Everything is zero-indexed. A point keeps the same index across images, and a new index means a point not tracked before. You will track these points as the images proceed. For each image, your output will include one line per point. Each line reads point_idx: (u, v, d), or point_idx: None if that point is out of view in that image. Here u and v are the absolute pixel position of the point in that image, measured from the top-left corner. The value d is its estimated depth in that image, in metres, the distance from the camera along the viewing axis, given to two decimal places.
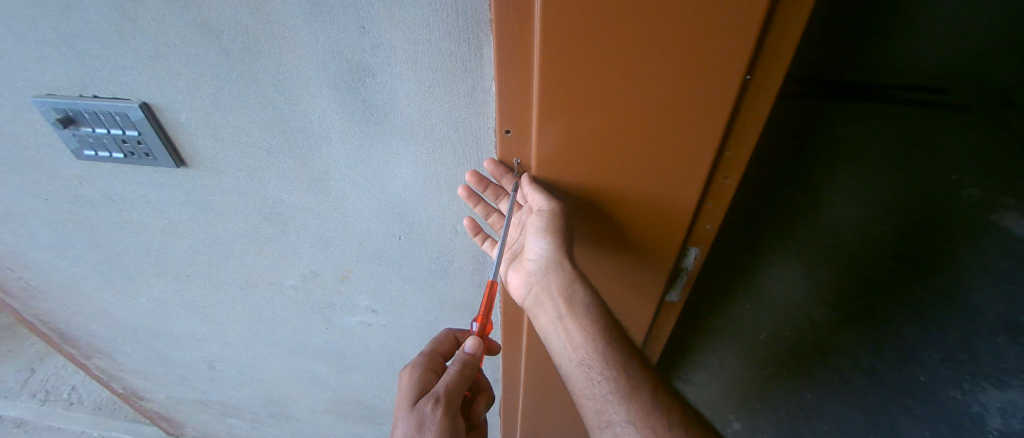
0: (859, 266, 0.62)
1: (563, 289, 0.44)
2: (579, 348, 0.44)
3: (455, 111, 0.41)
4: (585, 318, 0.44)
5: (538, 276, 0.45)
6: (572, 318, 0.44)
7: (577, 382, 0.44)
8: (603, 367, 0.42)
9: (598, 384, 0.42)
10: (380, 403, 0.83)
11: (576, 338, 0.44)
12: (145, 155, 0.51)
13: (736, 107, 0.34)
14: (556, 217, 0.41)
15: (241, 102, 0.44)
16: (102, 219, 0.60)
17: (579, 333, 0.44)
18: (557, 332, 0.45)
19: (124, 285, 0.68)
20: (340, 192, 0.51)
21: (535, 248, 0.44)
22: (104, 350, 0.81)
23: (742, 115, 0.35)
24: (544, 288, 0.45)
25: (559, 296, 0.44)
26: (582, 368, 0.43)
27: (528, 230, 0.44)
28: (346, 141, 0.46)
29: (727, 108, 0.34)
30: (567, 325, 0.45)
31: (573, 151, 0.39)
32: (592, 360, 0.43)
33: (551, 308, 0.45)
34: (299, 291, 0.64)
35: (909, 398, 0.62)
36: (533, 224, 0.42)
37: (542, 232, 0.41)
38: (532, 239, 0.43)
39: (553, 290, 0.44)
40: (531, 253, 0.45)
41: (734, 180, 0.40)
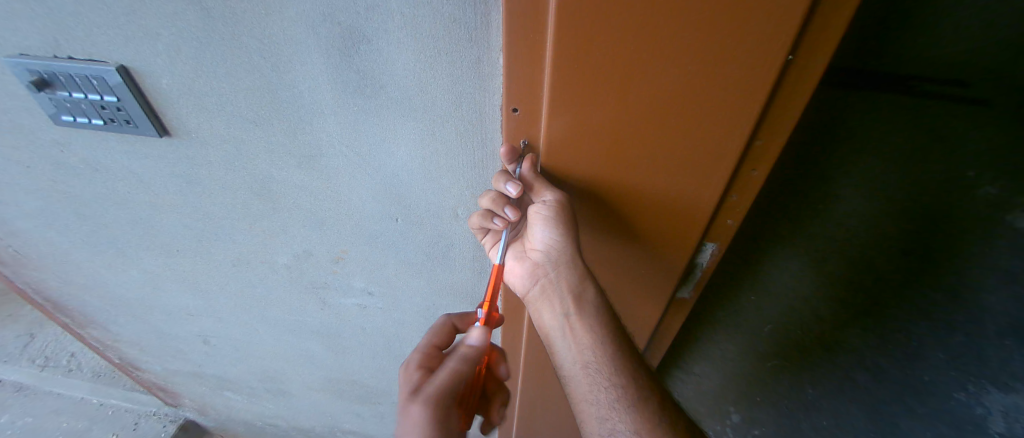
0: (872, 265, 0.64)
1: (573, 287, 0.43)
2: (585, 351, 0.43)
3: (458, 85, 0.38)
4: (595, 319, 0.43)
5: (544, 268, 0.45)
6: (579, 318, 0.44)
7: (578, 385, 0.43)
8: (610, 372, 0.42)
9: (604, 390, 0.42)
10: (376, 383, 0.82)
11: (582, 340, 0.44)
12: (126, 123, 0.47)
13: (773, 92, 0.31)
14: (561, 207, 0.39)
15: (225, 68, 0.41)
16: (87, 189, 0.57)
17: (586, 334, 0.43)
18: (563, 332, 0.45)
19: (114, 257, 0.66)
20: (333, 170, 0.47)
21: (540, 237, 0.43)
22: (99, 320, 0.80)
23: (779, 101, 0.32)
24: (551, 283, 0.45)
25: (569, 293, 0.44)
26: (586, 371, 0.43)
27: (531, 219, 0.42)
28: (339, 114, 0.42)
29: (762, 93, 0.30)
30: (573, 325, 0.44)
31: (587, 136, 0.35)
32: (599, 364, 0.42)
33: (559, 305, 0.45)
34: (292, 270, 0.61)
35: (913, 398, 0.61)
36: (537, 213, 0.40)
37: (549, 222, 0.40)
38: (536, 227, 0.42)
39: (562, 288, 0.44)
40: (537, 243, 0.44)
41: (763, 172, 0.37)
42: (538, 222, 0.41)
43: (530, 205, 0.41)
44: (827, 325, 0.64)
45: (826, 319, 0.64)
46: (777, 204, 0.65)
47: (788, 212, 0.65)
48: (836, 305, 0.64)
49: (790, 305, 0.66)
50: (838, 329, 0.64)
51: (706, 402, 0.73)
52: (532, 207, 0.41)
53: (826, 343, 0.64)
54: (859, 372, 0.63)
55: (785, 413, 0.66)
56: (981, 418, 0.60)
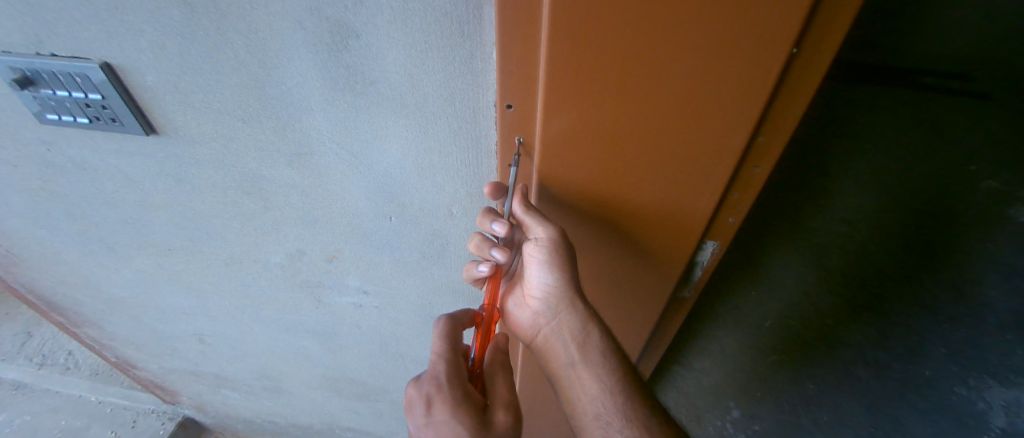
0: (874, 263, 0.62)
1: (577, 333, 0.44)
2: (595, 402, 0.43)
3: (450, 80, 0.36)
4: (601, 362, 0.44)
5: (546, 315, 0.46)
6: (584, 365, 0.45)
7: (591, 436, 0.43)
8: (622, 424, 0.42)
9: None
10: (373, 381, 0.82)
11: (591, 389, 0.44)
12: (111, 121, 0.46)
13: (776, 87, 0.29)
14: (557, 246, 0.40)
15: (211, 64, 0.39)
16: (75, 188, 0.56)
17: (593, 379, 0.44)
18: (571, 380, 0.45)
19: (106, 257, 0.65)
20: (324, 168, 0.46)
21: (538, 281, 0.45)
22: (94, 319, 0.80)
23: (782, 97, 0.30)
24: (553, 331, 0.46)
25: (572, 339, 0.45)
26: (597, 421, 0.43)
27: (529, 262, 0.44)
28: (329, 111, 0.41)
29: (765, 88, 0.29)
30: (579, 372, 0.45)
31: (583, 134, 0.34)
32: (610, 415, 0.42)
33: (564, 352, 0.46)
34: (286, 269, 0.61)
35: (913, 393, 0.59)
36: (534, 255, 0.42)
37: (551, 270, 0.42)
38: (534, 271, 0.44)
39: (565, 336, 0.45)
40: (538, 290, 0.46)
41: (766, 169, 0.36)
42: (535, 264, 0.43)
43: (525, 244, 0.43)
44: (828, 320, 0.63)
45: (827, 314, 0.63)
46: (780, 207, 0.65)
47: (788, 208, 0.65)
48: (838, 300, 0.63)
49: (792, 299, 0.66)
50: (839, 325, 0.63)
51: (706, 398, 0.74)
52: (528, 249, 0.43)
53: (827, 340, 0.63)
54: (860, 367, 0.62)
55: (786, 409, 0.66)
56: (981, 413, 0.57)
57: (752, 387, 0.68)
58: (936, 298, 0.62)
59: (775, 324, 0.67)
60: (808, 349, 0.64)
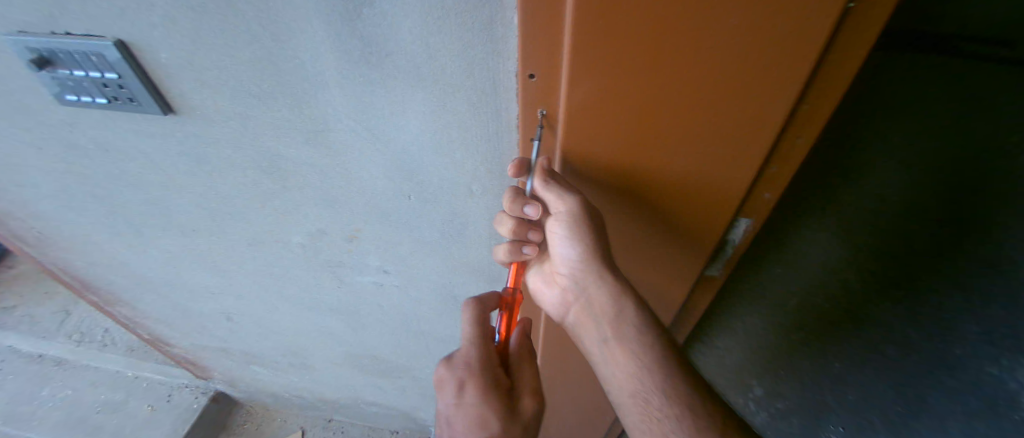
0: (902, 238, 0.58)
1: (611, 309, 0.43)
2: (634, 379, 0.42)
3: (469, 50, 0.35)
4: (633, 336, 0.42)
5: (574, 293, 0.46)
6: (619, 343, 0.43)
7: (630, 413, 0.42)
8: (662, 402, 0.40)
9: (659, 422, 0.40)
10: (396, 359, 0.83)
11: (625, 366, 0.43)
12: (129, 101, 0.46)
13: (827, 47, 0.27)
14: (582, 220, 0.38)
15: (224, 38, 0.38)
16: (100, 169, 0.57)
17: (627, 355, 0.43)
18: (604, 358, 0.44)
19: (133, 237, 0.67)
20: (342, 145, 0.46)
21: (564, 256, 0.44)
22: (126, 299, 0.83)
23: (832, 57, 0.28)
24: (582, 307, 0.46)
25: (603, 316, 0.44)
26: (636, 400, 0.41)
27: (553, 238, 0.43)
28: (345, 86, 0.40)
29: (814, 49, 0.27)
30: (613, 351, 0.43)
31: (613, 105, 0.32)
32: (648, 392, 0.41)
33: (596, 331, 0.45)
34: (307, 249, 0.61)
35: (941, 371, 0.55)
36: (559, 231, 0.41)
37: (578, 242, 0.40)
38: (558, 245, 0.43)
39: (598, 314, 0.44)
40: (563, 265, 0.45)
41: (809, 139, 0.33)
42: (559, 240, 0.42)
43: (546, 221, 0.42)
44: (855, 297, 0.61)
45: (854, 291, 0.61)
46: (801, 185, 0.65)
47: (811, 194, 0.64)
48: (867, 275, 0.60)
49: (818, 276, 0.64)
50: (868, 303, 0.60)
51: (730, 374, 0.78)
52: (551, 225, 0.42)
53: (855, 320, 0.61)
54: (889, 345, 0.59)
55: (808, 387, 0.67)
56: (1017, 395, 0.50)
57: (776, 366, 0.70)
58: (972, 279, 0.55)
59: (799, 303, 0.66)
60: (833, 326, 0.63)
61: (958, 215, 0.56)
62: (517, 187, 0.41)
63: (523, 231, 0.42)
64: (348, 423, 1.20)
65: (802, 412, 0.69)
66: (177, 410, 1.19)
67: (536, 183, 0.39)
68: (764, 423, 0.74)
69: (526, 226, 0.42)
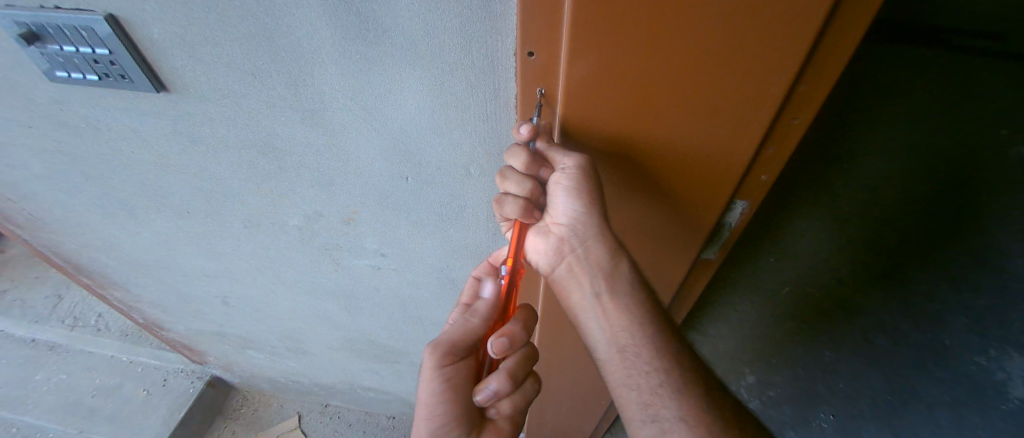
0: (896, 228, 0.59)
1: (604, 264, 0.43)
2: (621, 335, 0.43)
3: (467, 27, 0.34)
4: (628, 298, 0.43)
5: (570, 243, 0.43)
6: (610, 297, 0.43)
7: (616, 369, 0.43)
8: (650, 357, 0.42)
9: (644, 375, 0.42)
10: (393, 343, 0.84)
11: (616, 323, 0.43)
12: (120, 78, 0.45)
13: (826, 25, 0.27)
14: (584, 175, 0.37)
15: (218, 14, 0.37)
16: (91, 150, 0.56)
17: (618, 312, 0.43)
18: (597, 314, 0.44)
19: (126, 219, 0.66)
20: (339, 125, 0.45)
21: (562, 207, 0.41)
22: (120, 282, 0.82)
23: (831, 36, 0.28)
24: (577, 260, 0.44)
25: (598, 270, 0.43)
26: (623, 356, 0.43)
27: (552, 188, 0.40)
28: (341, 64, 0.39)
29: (810, 28, 0.27)
30: (605, 306, 0.44)
31: (612, 79, 0.32)
32: (638, 348, 0.42)
33: (588, 284, 0.44)
34: (304, 232, 0.61)
35: (931, 362, 0.59)
36: (559, 180, 0.39)
37: (576, 193, 0.38)
38: (557, 197, 0.40)
39: (591, 266, 0.43)
40: (559, 215, 0.42)
41: (805, 121, 0.34)
42: (561, 191, 0.39)
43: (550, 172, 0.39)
44: (846, 288, 0.63)
45: (846, 282, 0.63)
46: (807, 170, 0.62)
47: (806, 186, 0.63)
48: (858, 266, 0.61)
49: (812, 266, 0.65)
50: (858, 294, 0.62)
51: (725, 362, 0.82)
52: (553, 176, 0.39)
53: (846, 309, 0.64)
54: (878, 335, 0.62)
55: (803, 375, 0.71)
56: (1000, 383, 0.55)
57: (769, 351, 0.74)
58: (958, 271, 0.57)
59: (793, 291, 0.68)
60: (823, 316, 0.66)
61: (947, 207, 0.57)
62: (523, 146, 0.38)
63: (539, 193, 0.40)
64: (344, 408, 1.21)
65: (792, 400, 0.74)
66: (172, 395, 1.19)
67: (540, 145, 0.39)
68: (758, 408, 0.80)
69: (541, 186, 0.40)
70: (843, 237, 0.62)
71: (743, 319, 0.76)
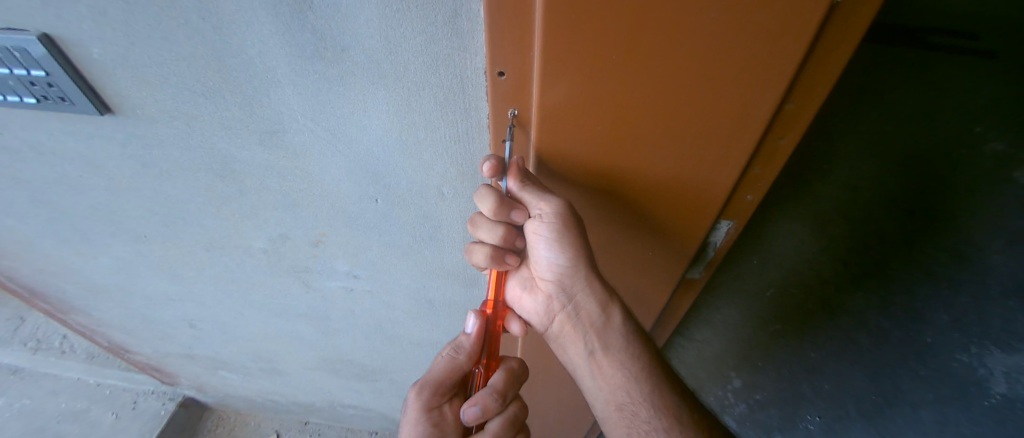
0: (881, 235, 0.66)
1: (597, 316, 0.44)
2: (619, 391, 0.43)
3: (432, 46, 0.32)
4: (623, 353, 0.44)
5: (559, 300, 0.45)
6: (604, 353, 0.45)
7: (615, 426, 0.44)
8: (649, 415, 0.42)
9: (644, 434, 0.42)
10: (371, 362, 0.81)
11: (611, 377, 0.44)
12: (60, 100, 0.41)
13: (812, 44, 0.26)
14: (562, 220, 0.37)
15: (159, 31, 0.34)
16: (36, 173, 0.52)
17: (613, 365, 0.44)
18: (590, 371, 0.45)
19: (81, 244, 0.62)
20: (300, 146, 0.42)
21: (547, 261, 0.43)
22: (79, 307, 0.77)
23: (819, 54, 0.26)
24: (567, 317, 0.46)
25: (591, 326, 0.45)
26: (622, 414, 0.43)
27: (535, 241, 0.41)
28: (299, 83, 0.36)
29: (797, 45, 0.25)
30: (599, 361, 0.45)
31: (590, 106, 0.30)
32: (636, 406, 0.43)
33: (582, 342, 0.46)
34: (270, 254, 0.57)
35: (915, 360, 0.60)
36: (540, 229, 0.39)
37: (565, 248, 0.39)
38: (542, 250, 0.42)
39: (583, 321, 0.45)
40: (546, 270, 0.44)
41: (791, 141, 0.32)
42: (542, 244, 0.41)
43: (527, 221, 0.40)
44: (828, 287, 0.66)
45: (829, 282, 0.66)
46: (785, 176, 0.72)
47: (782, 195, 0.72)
48: (840, 266, 0.66)
49: (791, 270, 0.69)
50: (841, 293, 0.65)
51: (710, 366, 0.75)
52: (532, 226, 0.40)
53: (830, 308, 0.66)
54: (864, 337, 0.63)
55: (789, 377, 0.67)
56: (983, 380, 0.57)
57: (754, 354, 0.70)
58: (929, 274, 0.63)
59: (778, 292, 0.69)
60: (810, 315, 0.66)
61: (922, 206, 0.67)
62: (492, 187, 0.37)
63: (513, 238, 0.41)
64: (325, 425, 1.18)
65: (780, 403, 0.68)
66: (145, 416, 1.15)
67: (512, 185, 0.37)
68: (740, 416, 0.72)
69: (517, 233, 0.41)
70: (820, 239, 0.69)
71: (727, 320, 0.73)
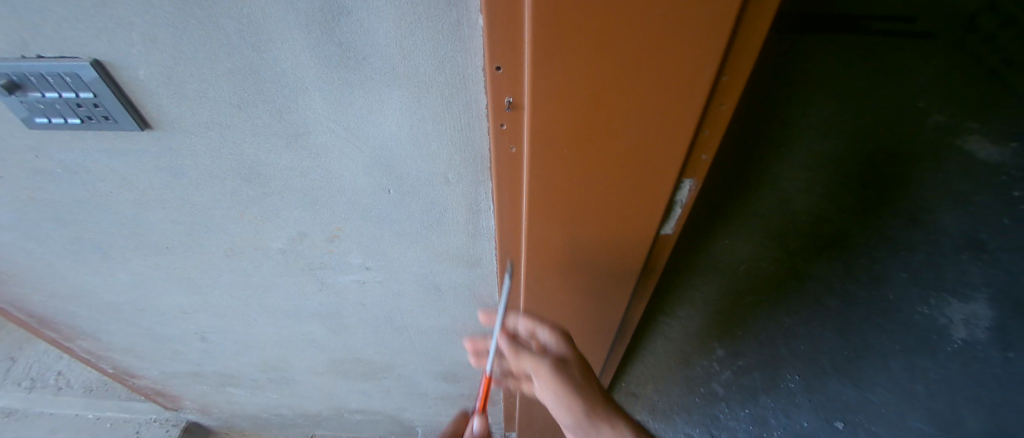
0: (836, 199, 0.85)
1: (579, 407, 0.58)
2: None
3: (438, 49, 0.39)
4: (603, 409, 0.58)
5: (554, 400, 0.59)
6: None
7: None
8: None
9: None
10: (380, 359, 0.85)
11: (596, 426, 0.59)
12: (104, 119, 0.47)
13: (736, 24, 0.32)
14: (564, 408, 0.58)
15: (204, 52, 0.41)
16: (67, 194, 0.56)
17: None
18: None
19: (100, 262, 0.66)
20: (321, 147, 0.49)
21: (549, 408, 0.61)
22: (89, 331, 0.79)
23: (743, 31, 0.33)
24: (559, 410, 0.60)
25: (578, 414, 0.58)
26: None
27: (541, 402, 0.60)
28: (324, 90, 0.44)
29: (726, 25, 0.31)
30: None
31: (565, 85, 0.36)
32: None
33: None
34: (288, 255, 0.63)
35: (881, 315, 0.86)
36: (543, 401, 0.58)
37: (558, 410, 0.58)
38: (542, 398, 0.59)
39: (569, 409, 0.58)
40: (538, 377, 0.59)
41: (731, 104, 0.39)
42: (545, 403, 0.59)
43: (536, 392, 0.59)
44: (795, 259, 0.85)
45: (789, 250, 0.85)
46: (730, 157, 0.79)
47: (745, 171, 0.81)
48: (792, 239, 0.85)
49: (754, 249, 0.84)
50: (791, 257, 0.85)
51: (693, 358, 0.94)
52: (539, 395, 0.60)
53: (795, 273, 0.86)
54: (831, 300, 0.86)
55: (767, 345, 0.87)
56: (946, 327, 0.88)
57: (731, 327, 0.88)
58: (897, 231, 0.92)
59: (748, 267, 0.84)
60: (782, 283, 0.85)
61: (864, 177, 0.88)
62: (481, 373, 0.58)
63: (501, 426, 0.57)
64: None
65: (757, 366, 0.88)
66: None
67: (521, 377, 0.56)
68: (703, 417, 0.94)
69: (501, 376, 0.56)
70: (766, 220, 0.85)
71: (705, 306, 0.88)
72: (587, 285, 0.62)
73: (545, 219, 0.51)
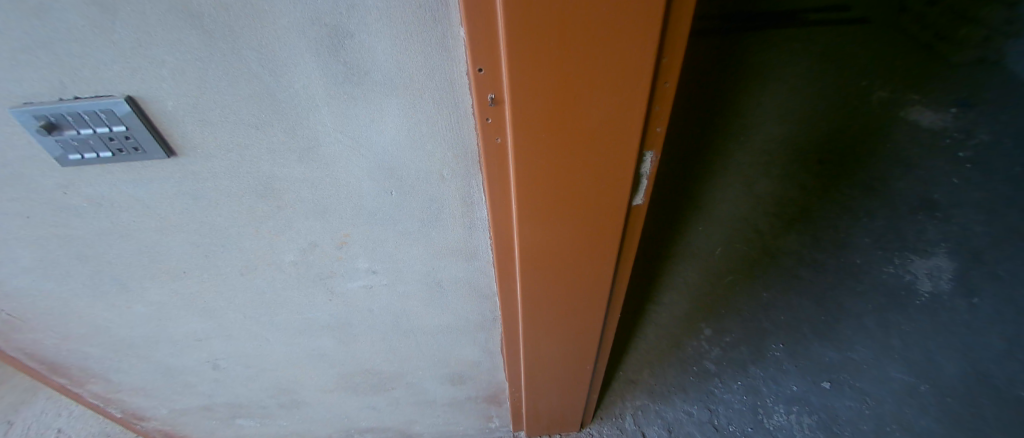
0: None
1: None
2: None
3: (429, 58, 0.47)
4: None
5: None
6: None
7: None
8: None
9: None
10: (388, 368, 0.87)
11: None
12: (134, 150, 0.52)
13: (666, 13, 0.39)
14: None
15: (227, 81, 0.47)
16: (92, 228, 0.61)
17: None
18: None
19: (117, 296, 0.69)
20: (330, 156, 0.55)
21: None
22: (100, 372, 0.82)
23: (672, 19, 0.40)
24: None
25: None
26: None
27: None
28: (332, 105, 0.50)
29: (658, 15, 0.38)
30: None
31: (536, 78, 0.42)
32: None
33: None
34: (299, 266, 0.67)
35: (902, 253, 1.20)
36: None
37: None
38: None
39: None
40: None
41: (673, 82, 0.46)
42: None
43: None
44: None
45: None
46: None
47: None
48: None
49: None
50: None
51: None
52: None
53: None
54: None
55: None
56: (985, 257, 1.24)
57: None
58: None
59: None
60: None
61: None
62: None
63: None
64: None
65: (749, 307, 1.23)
66: None
67: None
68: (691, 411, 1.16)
69: None
70: None
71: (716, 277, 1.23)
72: (578, 271, 0.67)
73: (532, 206, 0.56)
